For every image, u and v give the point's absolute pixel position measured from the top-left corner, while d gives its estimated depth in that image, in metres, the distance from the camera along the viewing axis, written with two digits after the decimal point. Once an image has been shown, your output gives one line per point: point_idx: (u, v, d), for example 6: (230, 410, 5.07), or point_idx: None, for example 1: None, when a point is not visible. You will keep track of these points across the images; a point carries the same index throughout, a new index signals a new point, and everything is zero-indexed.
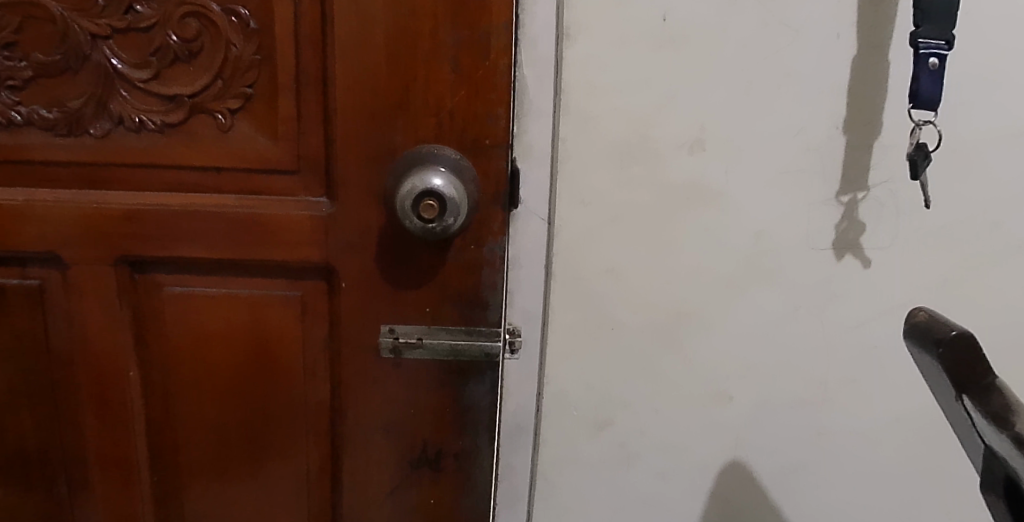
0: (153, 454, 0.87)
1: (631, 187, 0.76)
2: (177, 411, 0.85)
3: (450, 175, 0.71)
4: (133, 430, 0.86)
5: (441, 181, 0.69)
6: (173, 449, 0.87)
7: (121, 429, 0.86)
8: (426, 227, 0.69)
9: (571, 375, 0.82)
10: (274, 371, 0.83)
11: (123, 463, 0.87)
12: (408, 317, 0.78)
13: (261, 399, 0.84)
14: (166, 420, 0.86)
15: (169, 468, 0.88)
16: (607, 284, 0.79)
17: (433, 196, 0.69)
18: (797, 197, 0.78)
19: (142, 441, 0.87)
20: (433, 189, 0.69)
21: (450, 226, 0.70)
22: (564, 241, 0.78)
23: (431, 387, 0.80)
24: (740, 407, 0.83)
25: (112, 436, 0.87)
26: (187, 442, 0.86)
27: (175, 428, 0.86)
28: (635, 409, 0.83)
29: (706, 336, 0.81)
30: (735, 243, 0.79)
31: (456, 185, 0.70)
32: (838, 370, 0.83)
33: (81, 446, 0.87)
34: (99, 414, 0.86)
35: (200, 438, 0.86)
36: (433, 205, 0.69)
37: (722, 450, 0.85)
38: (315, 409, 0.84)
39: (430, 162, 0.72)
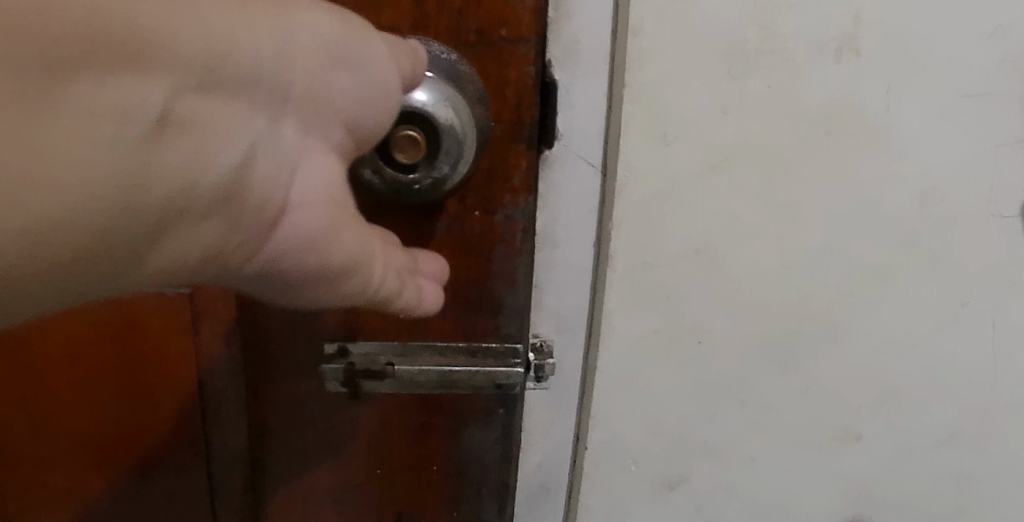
0: (295, 224, 0.32)
1: (742, 116, 0.46)
2: (113, 225, 0.25)
3: (442, 83, 0.39)
4: (254, 223, 0.30)
5: (429, 95, 0.38)
6: (284, 249, 0.32)
7: (233, 237, 0.30)
8: (406, 177, 0.40)
9: (629, 414, 0.52)
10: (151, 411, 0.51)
11: (338, 296, 0.36)
12: (370, 328, 0.47)
13: (129, 34, 0.23)
14: (162, 191, 0.26)
15: (241, 267, 0.32)
16: (693, 273, 0.49)
17: (418, 123, 0.38)
18: (983, 136, 0.49)
19: (278, 248, 0.32)
20: (415, 114, 0.38)
21: (446, 176, 0.40)
22: (630, 208, 0.47)
23: (409, 436, 0.50)
24: (870, 449, 0.56)
25: (174, 219, 0.27)
26: (299, 281, 0.34)
27: (305, 227, 0.32)
28: (718, 457, 0.54)
29: (832, 347, 0.53)
30: (890, 207, 0.50)
31: (457, 103, 0.39)
32: (1012, 392, 0.56)
33: (220, 167, 0.27)
34: (192, 136, 0.26)
35: (188, 224, 0.28)
36: (418, 141, 0.38)
37: (838, 505, 0.58)
38: (232, 463, 0.53)
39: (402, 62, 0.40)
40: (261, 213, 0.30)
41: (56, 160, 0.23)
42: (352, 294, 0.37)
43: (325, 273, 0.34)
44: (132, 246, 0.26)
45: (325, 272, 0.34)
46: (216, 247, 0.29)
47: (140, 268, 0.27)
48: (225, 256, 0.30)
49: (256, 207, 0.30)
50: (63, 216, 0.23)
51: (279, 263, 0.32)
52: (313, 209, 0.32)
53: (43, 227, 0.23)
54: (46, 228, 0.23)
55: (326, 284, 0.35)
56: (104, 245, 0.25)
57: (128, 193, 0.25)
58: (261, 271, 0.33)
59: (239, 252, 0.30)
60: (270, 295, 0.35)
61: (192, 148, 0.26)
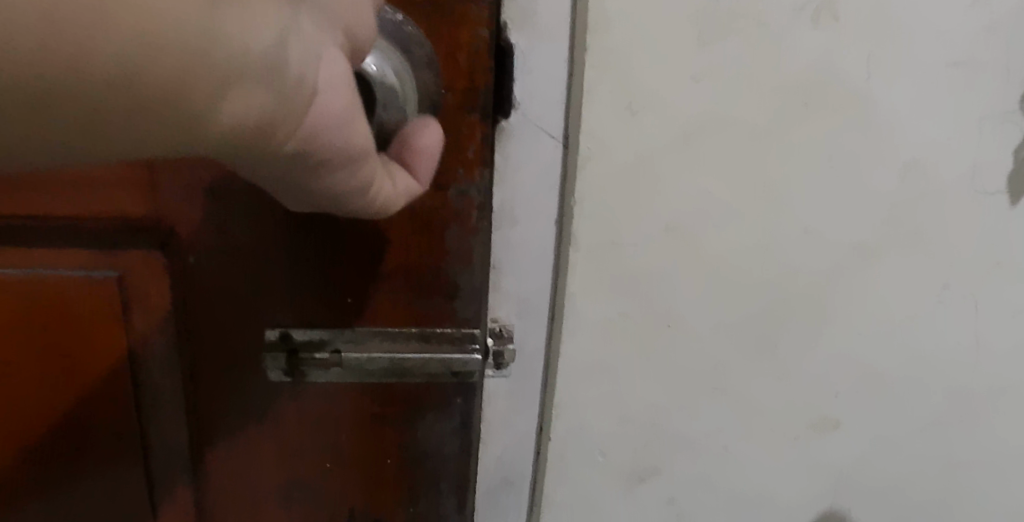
0: (329, 108, 0.27)
1: (714, 84, 0.42)
2: (155, 73, 0.23)
3: (384, 47, 0.36)
4: (295, 108, 0.26)
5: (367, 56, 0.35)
6: (322, 140, 0.27)
7: (274, 115, 0.25)
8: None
9: (597, 403, 0.49)
10: (77, 401, 0.46)
11: (364, 196, 0.31)
12: (316, 313, 0.44)
13: None
14: (208, 48, 0.23)
15: (285, 161, 0.27)
16: (662, 254, 0.46)
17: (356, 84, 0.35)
18: (967, 106, 0.46)
19: (311, 136, 0.27)
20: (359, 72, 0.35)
21: None
22: (594, 184, 0.43)
23: (362, 427, 0.47)
24: (848, 438, 0.54)
25: (218, 79, 0.24)
26: (337, 179, 0.29)
27: (341, 112, 0.27)
28: (691, 447, 0.52)
29: (810, 331, 0.50)
30: (871, 183, 0.47)
31: (403, 69, 0.37)
32: (993, 375, 0.53)
33: (255, 32, 0.24)
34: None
35: (237, 89, 0.24)
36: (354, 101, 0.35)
37: (816, 495, 0.55)
38: (169, 466, 0.48)
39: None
40: (296, 91, 0.25)
41: (111, 0, 0.22)
42: (370, 191, 0.31)
43: (356, 165, 0.29)
44: (180, 101, 0.23)
45: (353, 166, 0.29)
46: (261, 121, 0.25)
47: (188, 133, 0.24)
48: (265, 138, 0.26)
49: (293, 84, 0.25)
50: (108, 50, 0.22)
51: (316, 158, 0.27)
52: (344, 91, 0.27)
53: (88, 63, 0.22)
54: (84, 64, 0.22)
55: (353, 180, 0.30)
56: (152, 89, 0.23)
57: (178, 46, 0.23)
58: (306, 169, 0.28)
59: (282, 132, 0.26)
60: (307, 200, 0.31)
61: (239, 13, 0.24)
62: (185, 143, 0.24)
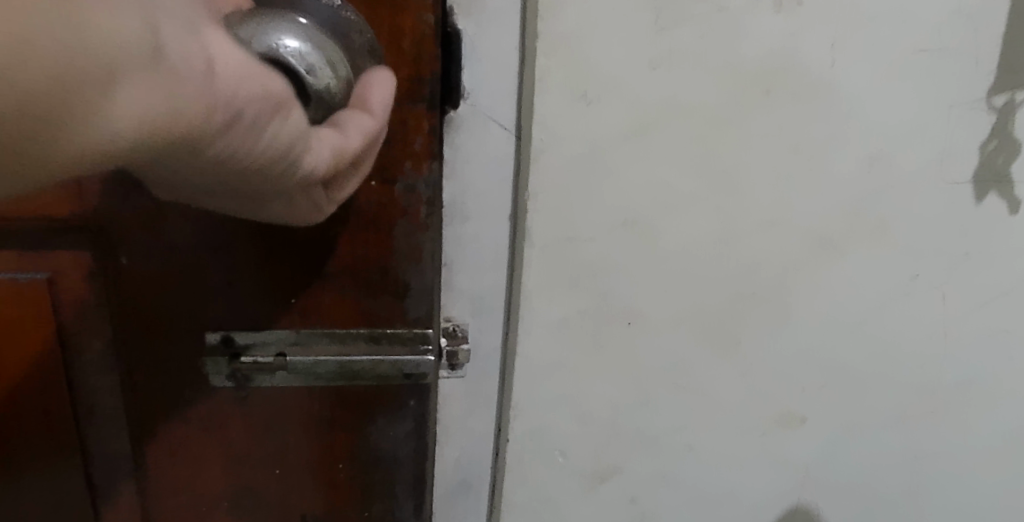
0: (229, 63, 0.24)
1: (674, 72, 0.41)
2: (27, 84, 0.20)
3: (322, 38, 0.32)
4: (194, 77, 0.23)
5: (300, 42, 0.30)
6: (235, 97, 0.24)
7: (175, 94, 0.22)
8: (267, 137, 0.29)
9: (557, 403, 0.47)
10: (4, 408, 0.43)
11: (299, 163, 0.28)
12: (258, 314, 0.42)
13: None
14: (84, 43, 0.20)
15: (207, 138, 0.24)
16: (622, 248, 0.44)
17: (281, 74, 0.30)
18: (933, 95, 0.45)
19: (229, 96, 0.24)
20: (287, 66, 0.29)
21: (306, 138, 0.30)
22: (548, 178, 0.41)
23: (311, 432, 0.45)
24: (814, 432, 0.53)
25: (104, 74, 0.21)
26: (265, 142, 0.26)
27: (238, 64, 0.25)
28: (654, 445, 0.50)
29: (774, 326, 0.49)
30: (837, 174, 0.46)
31: (339, 63, 0.32)
32: (959, 366, 0.52)
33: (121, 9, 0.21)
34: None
35: (126, 81, 0.21)
36: None
37: (782, 491, 0.54)
38: (112, 476, 0.45)
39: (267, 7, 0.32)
40: (186, 62, 0.23)
41: None
42: (308, 150, 0.28)
43: (281, 118, 0.26)
44: (66, 107, 0.20)
45: (275, 123, 0.26)
46: (165, 105, 0.22)
47: (94, 141, 0.21)
48: (177, 122, 0.23)
49: (178, 54, 0.22)
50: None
51: (235, 122, 0.25)
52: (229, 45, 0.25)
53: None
54: None
55: (291, 136, 0.27)
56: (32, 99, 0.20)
57: (45, 53, 0.20)
58: (237, 138, 0.25)
59: (192, 112, 0.23)
60: (240, 185, 0.28)
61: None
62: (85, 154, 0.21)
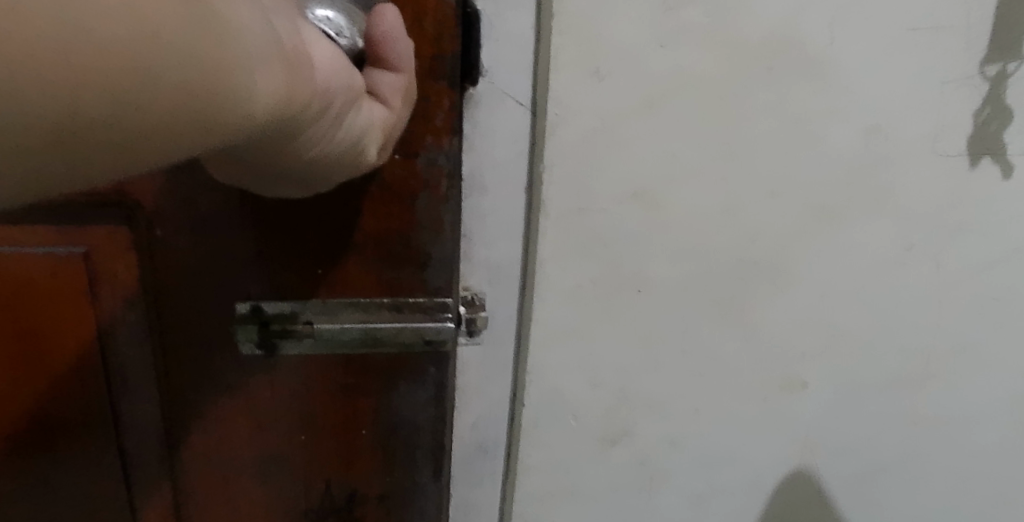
0: (323, 55, 0.28)
1: (681, 48, 0.43)
2: (206, 73, 0.22)
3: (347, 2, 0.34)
4: (305, 67, 0.26)
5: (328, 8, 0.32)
6: (326, 85, 0.27)
7: (290, 89, 0.25)
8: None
9: (570, 368, 0.50)
10: (43, 379, 0.45)
11: (362, 142, 0.32)
12: (285, 285, 0.44)
13: None
14: (237, 39, 0.23)
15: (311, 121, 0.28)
16: (632, 218, 0.46)
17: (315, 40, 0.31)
18: (927, 68, 0.47)
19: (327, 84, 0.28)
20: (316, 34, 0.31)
21: None
22: (562, 150, 0.43)
23: (336, 398, 0.47)
24: (814, 395, 0.55)
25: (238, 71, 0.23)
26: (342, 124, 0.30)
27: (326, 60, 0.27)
28: (662, 409, 0.53)
29: (776, 293, 0.51)
30: (836, 146, 0.48)
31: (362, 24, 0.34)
32: (954, 328, 0.55)
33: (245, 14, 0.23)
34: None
35: (259, 73, 0.24)
36: None
37: (784, 452, 0.56)
38: (145, 445, 0.47)
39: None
40: (297, 54, 0.26)
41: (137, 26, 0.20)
42: (367, 129, 0.32)
43: (355, 106, 0.30)
44: (237, 93, 0.23)
45: (349, 113, 0.30)
46: (291, 90, 0.25)
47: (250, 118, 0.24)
48: (299, 101, 0.26)
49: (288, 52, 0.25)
50: (162, 75, 0.21)
51: (326, 110, 0.28)
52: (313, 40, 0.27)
53: (120, 94, 0.21)
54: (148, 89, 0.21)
55: (357, 121, 0.31)
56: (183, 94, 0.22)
57: (219, 44, 0.22)
58: (329, 121, 0.29)
59: (308, 94, 0.26)
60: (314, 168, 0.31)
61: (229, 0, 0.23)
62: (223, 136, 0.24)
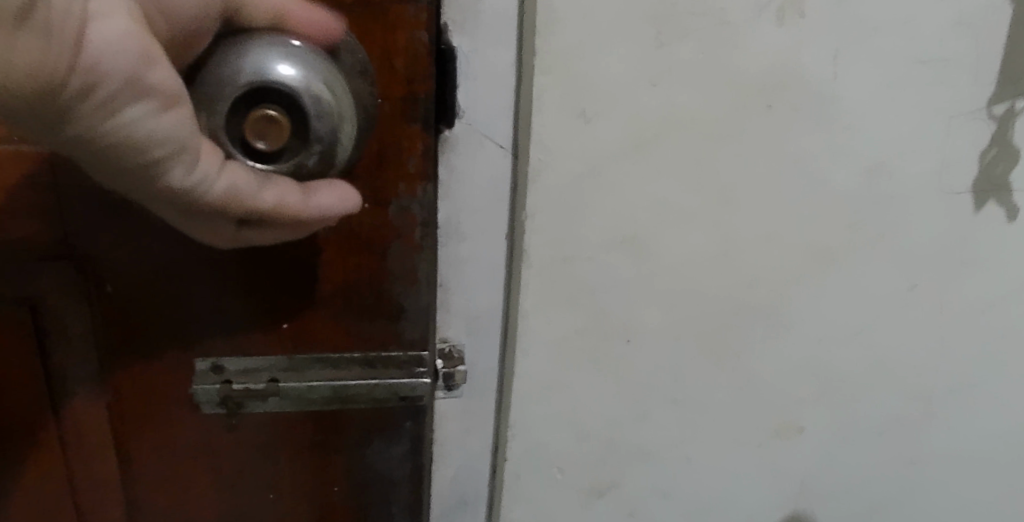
0: (115, 51, 0.27)
1: (674, 87, 0.40)
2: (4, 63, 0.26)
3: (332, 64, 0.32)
4: (90, 67, 0.27)
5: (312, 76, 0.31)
6: (99, 67, 0.27)
7: (60, 60, 0.26)
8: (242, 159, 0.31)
9: (554, 420, 0.47)
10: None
11: (146, 158, 0.29)
12: (248, 339, 0.41)
13: None
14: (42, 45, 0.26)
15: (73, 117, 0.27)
16: (621, 266, 0.43)
17: (280, 101, 0.30)
18: (933, 105, 0.44)
19: (109, 77, 0.27)
20: (296, 106, 0.30)
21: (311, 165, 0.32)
22: (547, 195, 0.40)
23: (305, 455, 0.44)
24: (812, 442, 0.52)
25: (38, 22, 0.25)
26: (125, 123, 0.28)
27: (133, 62, 0.27)
28: (651, 459, 0.50)
29: (773, 338, 0.48)
30: (837, 186, 0.45)
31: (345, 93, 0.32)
32: (957, 372, 0.52)
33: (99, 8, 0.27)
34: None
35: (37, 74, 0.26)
36: (281, 129, 0.31)
37: (779, 499, 0.54)
38: (108, 502, 0.44)
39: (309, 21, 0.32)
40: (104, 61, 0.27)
41: None
42: (185, 160, 0.29)
43: (158, 107, 0.28)
44: None
45: (132, 109, 0.28)
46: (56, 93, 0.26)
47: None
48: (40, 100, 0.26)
49: (101, 49, 0.27)
50: None
51: (96, 99, 0.27)
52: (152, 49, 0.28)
53: None
54: None
55: (146, 125, 0.28)
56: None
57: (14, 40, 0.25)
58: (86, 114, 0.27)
59: (57, 95, 0.27)
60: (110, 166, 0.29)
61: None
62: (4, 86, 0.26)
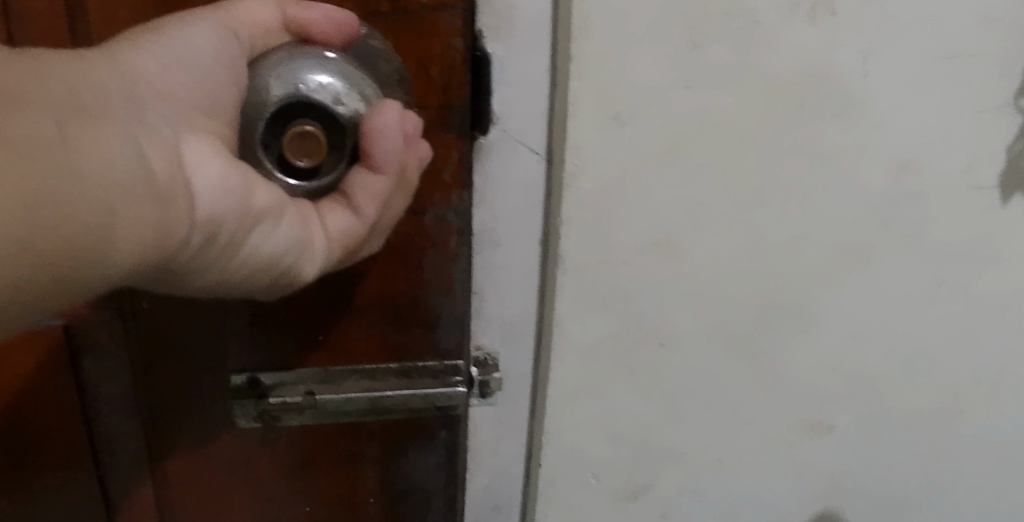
0: (210, 183, 0.28)
1: (707, 88, 0.39)
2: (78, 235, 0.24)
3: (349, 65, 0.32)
4: (180, 202, 0.27)
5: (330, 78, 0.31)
6: (216, 212, 0.29)
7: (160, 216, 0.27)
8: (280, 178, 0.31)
9: (587, 425, 0.46)
10: (24, 467, 0.41)
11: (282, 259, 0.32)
12: (283, 352, 0.40)
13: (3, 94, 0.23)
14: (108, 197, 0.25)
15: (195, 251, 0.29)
16: (654, 269, 0.43)
17: (309, 110, 0.31)
18: (961, 100, 0.44)
19: (213, 211, 0.29)
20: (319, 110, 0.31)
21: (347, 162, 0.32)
22: (581, 201, 0.40)
23: (340, 467, 0.44)
24: (842, 440, 0.52)
25: (96, 181, 0.24)
26: (255, 246, 0.31)
27: (218, 184, 0.29)
28: (683, 462, 0.50)
29: (803, 338, 0.48)
30: (866, 184, 0.45)
31: (364, 85, 0.32)
32: (986, 367, 0.52)
33: (152, 137, 0.27)
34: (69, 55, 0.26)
35: (125, 228, 0.25)
36: (319, 139, 0.31)
37: (809, 498, 0.54)
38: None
39: (326, 24, 0.32)
40: (173, 186, 0.27)
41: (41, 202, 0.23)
42: (305, 249, 0.32)
43: (271, 224, 0.31)
44: (92, 250, 0.24)
45: (260, 233, 0.31)
46: (161, 236, 0.27)
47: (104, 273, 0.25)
48: (151, 250, 0.27)
49: (163, 172, 0.27)
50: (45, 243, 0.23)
51: (216, 237, 0.29)
52: (213, 157, 0.29)
53: (43, 254, 0.23)
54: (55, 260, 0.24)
55: (274, 239, 0.31)
56: (58, 239, 0.23)
57: (83, 199, 0.24)
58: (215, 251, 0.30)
59: (167, 241, 0.27)
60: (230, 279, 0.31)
61: (94, 133, 0.25)
62: (107, 280, 0.26)
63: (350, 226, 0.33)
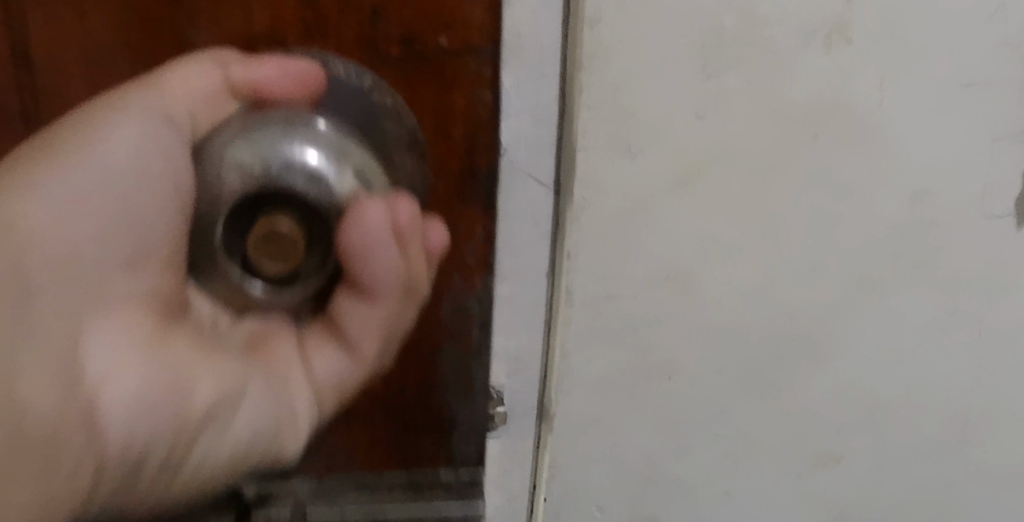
0: (126, 378, 0.31)
1: (720, 119, 0.39)
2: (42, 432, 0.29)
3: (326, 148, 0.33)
4: (121, 405, 0.31)
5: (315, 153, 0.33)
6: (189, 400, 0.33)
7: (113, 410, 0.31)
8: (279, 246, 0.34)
9: (592, 456, 0.46)
10: None
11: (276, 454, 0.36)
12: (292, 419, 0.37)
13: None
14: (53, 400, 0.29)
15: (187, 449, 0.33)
16: (663, 301, 0.42)
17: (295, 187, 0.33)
18: (976, 127, 0.43)
19: (181, 419, 0.32)
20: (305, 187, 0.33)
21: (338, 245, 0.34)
22: (590, 233, 0.40)
23: None
24: (852, 472, 0.50)
25: (58, 354, 0.30)
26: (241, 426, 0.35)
27: (137, 398, 0.31)
28: (690, 493, 0.49)
29: (813, 369, 0.47)
30: (880, 214, 0.44)
31: (348, 154, 0.34)
32: (1004, 400, 0.50)
33: (54, 296, 0.30)
34: (44, 157, 0.31)
35: (77, 425, 0.30)
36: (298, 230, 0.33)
37: None
38: None
39: (282, 82, 0.35)
40: (112, 387, 0.31)
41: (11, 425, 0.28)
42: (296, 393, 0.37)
43: (239, 410, 0.35)
44: (65, 450, 0.29)
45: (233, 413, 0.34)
46: (144, 397, 0.32)
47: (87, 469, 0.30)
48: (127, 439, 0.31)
49: (103, 351, 0.31)
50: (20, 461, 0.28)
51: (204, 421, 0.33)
52: (129, 327, 0.32)
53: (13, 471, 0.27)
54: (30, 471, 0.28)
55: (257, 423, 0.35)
56: (36, 452, 0.28)
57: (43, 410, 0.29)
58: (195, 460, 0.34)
59: (137, 437, 0.31)
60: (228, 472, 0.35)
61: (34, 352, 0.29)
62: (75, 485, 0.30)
63: (339, 366, 0.38)
